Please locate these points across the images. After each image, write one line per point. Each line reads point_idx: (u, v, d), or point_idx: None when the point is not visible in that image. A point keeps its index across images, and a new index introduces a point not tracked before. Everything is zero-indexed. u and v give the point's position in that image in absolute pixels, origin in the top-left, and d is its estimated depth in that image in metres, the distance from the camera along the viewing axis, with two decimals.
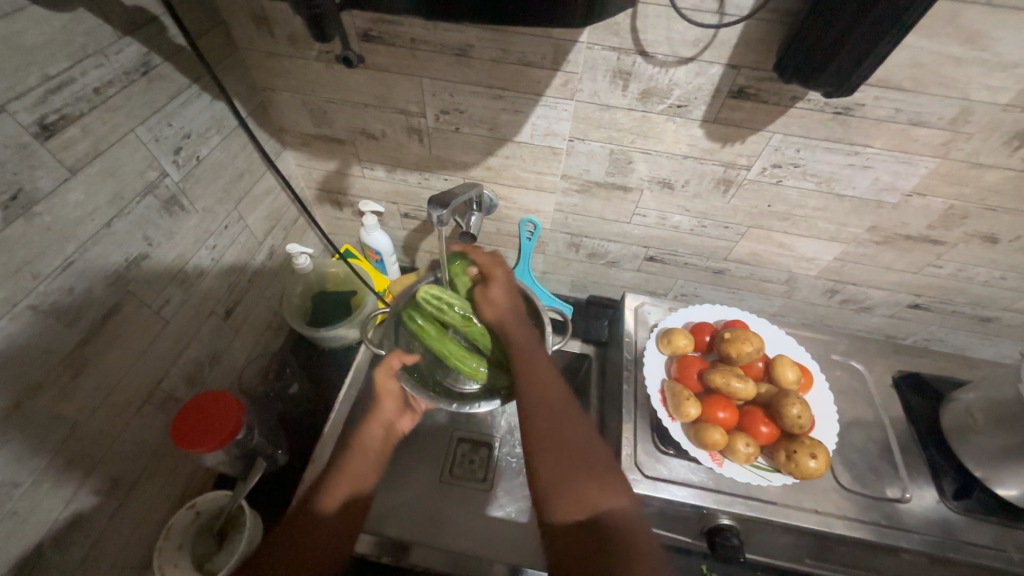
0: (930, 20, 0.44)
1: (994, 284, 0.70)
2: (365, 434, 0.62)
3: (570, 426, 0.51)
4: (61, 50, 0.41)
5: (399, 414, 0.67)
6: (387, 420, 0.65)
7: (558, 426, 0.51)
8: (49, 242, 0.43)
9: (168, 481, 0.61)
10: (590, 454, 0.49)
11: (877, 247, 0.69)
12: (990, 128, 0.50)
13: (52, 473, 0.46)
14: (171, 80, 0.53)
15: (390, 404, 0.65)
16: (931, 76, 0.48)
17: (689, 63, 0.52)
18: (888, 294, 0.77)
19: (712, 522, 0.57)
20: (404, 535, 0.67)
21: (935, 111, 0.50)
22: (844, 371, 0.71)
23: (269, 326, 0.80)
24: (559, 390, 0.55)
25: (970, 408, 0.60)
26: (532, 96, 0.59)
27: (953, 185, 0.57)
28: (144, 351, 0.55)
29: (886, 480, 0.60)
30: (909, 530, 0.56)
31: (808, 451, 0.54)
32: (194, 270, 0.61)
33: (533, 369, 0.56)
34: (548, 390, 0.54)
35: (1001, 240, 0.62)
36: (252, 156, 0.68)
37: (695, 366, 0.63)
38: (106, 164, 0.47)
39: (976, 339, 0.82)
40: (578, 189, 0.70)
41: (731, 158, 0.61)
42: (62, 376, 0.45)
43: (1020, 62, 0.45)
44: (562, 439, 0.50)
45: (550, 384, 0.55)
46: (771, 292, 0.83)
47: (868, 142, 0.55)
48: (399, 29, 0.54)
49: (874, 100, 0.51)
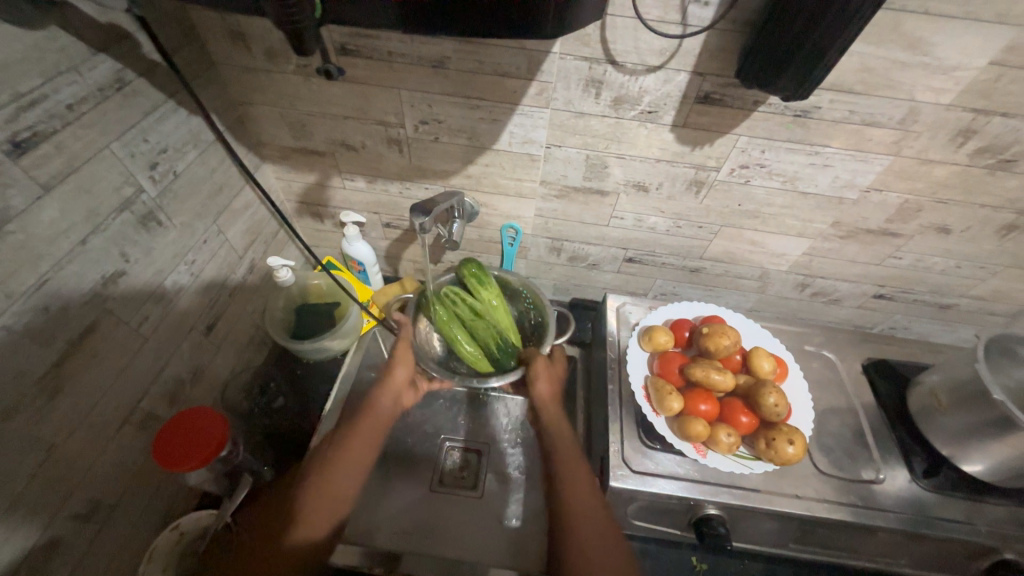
0: (875, 29, 0.47)
1: (951, 273, 0.74)
2: (377, 405, 0.67)
3: (597, 513, 0.54)
4: (33, 68, 0.41)
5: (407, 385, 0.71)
6: (395, 392, 0.70)
7: (580, 507, 0.54)
8: (21, 262, 0.42)
9: (149, 504, 0.59)
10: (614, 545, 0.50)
11: (841, 241, 0.72)
12: (936, 127, 0.54)
13: (28, 498, 0.44)
14: (146, 96, 0.53)
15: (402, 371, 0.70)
16: (879, 79, 0.51)
17: (656, 71, 0.54)
18: (855, 287, 0.81)
19: (699, 513, 0.59)
20: (394, 545, 0.67)
21: (885, 112, 0.54)
22: (818, 361, 0.75)
23: (251, 341, 0.78)
24: (578, 467, 0.58)
25: (934, 389, 0.63)
26: (509, 105, 0.60)
27: (906, 180, 0.61)
28: (122, 370, 0.53)
29: (860, 463, 0.62)
30: (885, 510, 0.58)
31: (786, 437, 0.56)
32: (174, 286, 0.60)
33: (558, 433, 0.62)
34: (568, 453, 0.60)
35: (953, 230, 0.66)
36: (230, 170, 0.68)
37: (676, 361, 0.65)
38: (81, 181, 0.46)
39: (937, 326, 0.87)
40: (557, 195, 0.72)
41: (701, 160, 0.63)
42: (35, 399, 0.44)
43: (957, 65, 0.49)
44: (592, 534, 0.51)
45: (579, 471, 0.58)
46: (746, 288, 0.86)
47: (826, 143, 0.58)
48: (377, 42, 0.55)
49: (829, 103, 0.54)
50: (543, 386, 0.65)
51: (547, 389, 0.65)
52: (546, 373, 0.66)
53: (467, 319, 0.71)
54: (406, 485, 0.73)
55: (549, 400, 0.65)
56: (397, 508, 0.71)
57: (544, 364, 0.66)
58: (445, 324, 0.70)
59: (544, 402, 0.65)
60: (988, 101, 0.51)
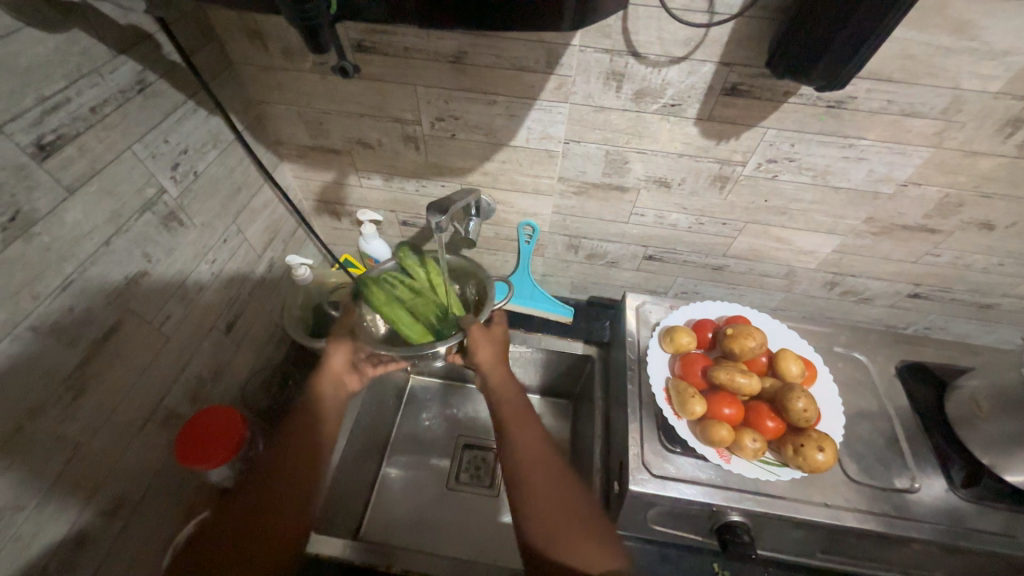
0: (918, 12, 0.44)
1: (993, 271, 0.70)
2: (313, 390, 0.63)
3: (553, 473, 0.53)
4: (56, 71, 0.42)
5: (348, 370, 0.65)
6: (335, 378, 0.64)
7: (535, 463, 0.54)
8: (48, 263, 0.43)
9: (173, 501, 0.60)
10: (581, 511, 0.51)
11: (875, 238, 0.69)
12: (983, 116, 0.51)
13: (56, 493, 0.45)
14: (166, 97, 0.53)
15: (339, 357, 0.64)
16: (921, 67, 0.48)
17: (681, 62, 0.52)
18: (888, 285, 0.77)
19: (722, 519, 0.57)
20: (411, 543, 0.69)
21: (927, 102, 0.51)
22: (847, 363, 0.72)
23: (272, 338, 0.79)
24: (528, 427, 0.57)
25: (974, 395, 0.60)
26: (526, 100, 0.59)
27: (947, 173, 0.58)
28: (145, 369, 0.54)
29: (894, 471, 0.60)
30: (920, 520, 0.55)
31: (815, 444, 0.54)
32: (195, 285, 0.61)
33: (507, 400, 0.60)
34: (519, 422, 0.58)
35: (997, 226, 0.63)
36: (249, 169, 0.68)
37: (699, 363, 0.63)
38: (104, 183, 0.47)
39: (977, 326, 0.82)
40: (575, 191, 0.70)
41: (727, 155, 0.61)
42: (63, 397, 0.45)
43: (1008, 50, 0.45)
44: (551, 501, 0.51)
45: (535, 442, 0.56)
46: (771, 287, 0.83)
47: (862, 135, 0.55)
48: (392, 38, 0.55)
49: (866, 93, 0.51)
50: (484, 352, 0.63)
51: (489, 357, 0.63)
52: (484, 338, 0.64)
53: (405, 298, 0.70)
54: (424, 483, 0.75)
55: (495, 363, 0.63)
56: (415, 505, 0.73)
57: (482, 332, 0.64)
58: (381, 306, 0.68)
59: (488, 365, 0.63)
60: None
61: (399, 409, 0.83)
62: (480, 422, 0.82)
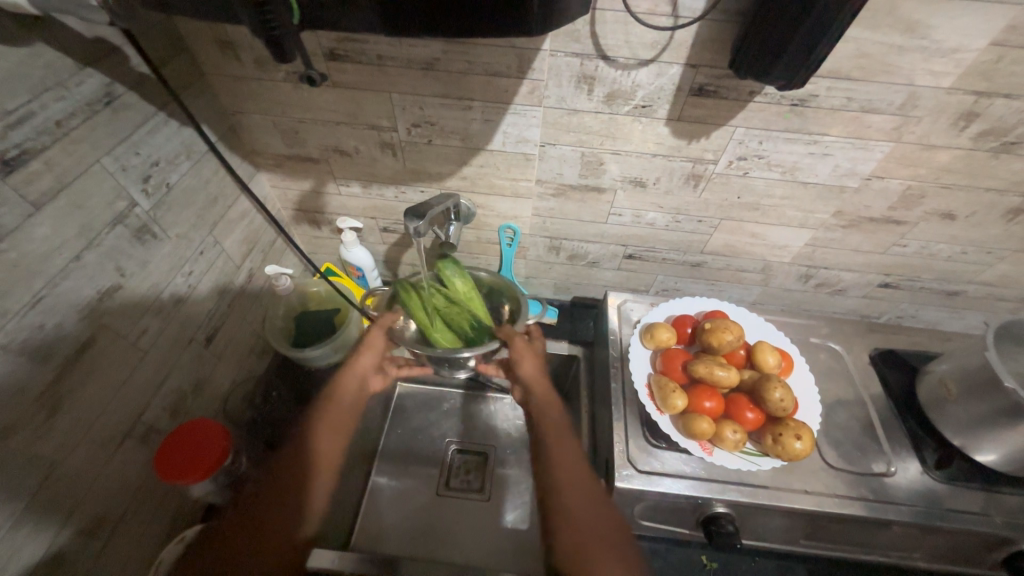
0: (870, 13, 0.46)
1: (957, 260, 0.73)
2: (342, 387, 0.69)
3: (581, 479, 0.58)
4: (20, 84, 0.41)
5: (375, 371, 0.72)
6: (361, 375, 0.71)
7: (566, 471, 0.59)
8: (16, 278, 0.42)
9: (153, 520, 0.58)
10: (604, 516, 0.54)
11: (844, 231, 0.71)
12: (937, 111, 0.53)
13: (30, 516, 0.44)
14: (135, 109, 0.53)
15: (369, 358, 0.70)
16: (877, 64, 0.50)
17: (649, 65, 0.53)
18: (860, 276, 0.79)
19: (707, 511, 0.58)
20: (402, 551, 0.68)
21: (885, 98, 0.53)
22: (825, 353, 0.74)
23: (253, 349, 0.78)
24: (562, 439, 0.62)
25: (943, 378, 0.62)
26: (501, 105, 0.60)
27: (908, 166, 0.60)
28: (121, 385, 0.53)
29: (871, 456, 0.61)
30: (897, 503, 0.57)
31: (793, 432, 0.55)
32: (171, 297, 0.60)
33: (546, 410, 0.65)
34: (547, 415, 0.65)
35: (959, 216, 0.65)
36: (224, 180, 0.68)
37: (680, 358, 0.64)
38: (72, 197, 0.46)
39: (945, 313, 0.85)
40: (553, 193, 0.71)
41: (698, 154, 0.62)
42: (36, 416, 0.44)
43: (957, 47, 0.48)
44: (580, 500, 0.56)
45: (560, 439, 0.62)
46: (749, 281, 0.85)
47: (825, 131, 0.57)
48: (365, 46, 0.55)
49: (827, 90, 0.53)
50: (527, 370, 0.67)
51: (533, 369, 0.67)
52: (526, 352, 0.67)
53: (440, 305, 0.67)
54: (414, 490, 0.74)
55: (536, 380, 0.68)
56: (404, 513, 0.72)
57: (525, 343, 0.67)
58: (418, 307, 0.67)
59: (532, 384, 0.67)
60: (989, 83, 0.50)
61: (387, 417, 0.82)
62: (468, 426, 0.82)
